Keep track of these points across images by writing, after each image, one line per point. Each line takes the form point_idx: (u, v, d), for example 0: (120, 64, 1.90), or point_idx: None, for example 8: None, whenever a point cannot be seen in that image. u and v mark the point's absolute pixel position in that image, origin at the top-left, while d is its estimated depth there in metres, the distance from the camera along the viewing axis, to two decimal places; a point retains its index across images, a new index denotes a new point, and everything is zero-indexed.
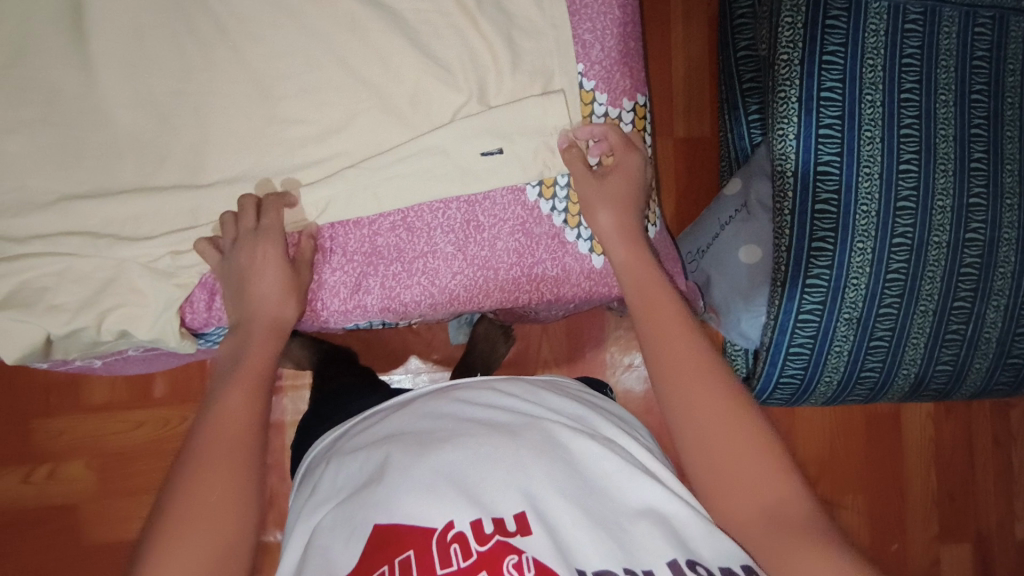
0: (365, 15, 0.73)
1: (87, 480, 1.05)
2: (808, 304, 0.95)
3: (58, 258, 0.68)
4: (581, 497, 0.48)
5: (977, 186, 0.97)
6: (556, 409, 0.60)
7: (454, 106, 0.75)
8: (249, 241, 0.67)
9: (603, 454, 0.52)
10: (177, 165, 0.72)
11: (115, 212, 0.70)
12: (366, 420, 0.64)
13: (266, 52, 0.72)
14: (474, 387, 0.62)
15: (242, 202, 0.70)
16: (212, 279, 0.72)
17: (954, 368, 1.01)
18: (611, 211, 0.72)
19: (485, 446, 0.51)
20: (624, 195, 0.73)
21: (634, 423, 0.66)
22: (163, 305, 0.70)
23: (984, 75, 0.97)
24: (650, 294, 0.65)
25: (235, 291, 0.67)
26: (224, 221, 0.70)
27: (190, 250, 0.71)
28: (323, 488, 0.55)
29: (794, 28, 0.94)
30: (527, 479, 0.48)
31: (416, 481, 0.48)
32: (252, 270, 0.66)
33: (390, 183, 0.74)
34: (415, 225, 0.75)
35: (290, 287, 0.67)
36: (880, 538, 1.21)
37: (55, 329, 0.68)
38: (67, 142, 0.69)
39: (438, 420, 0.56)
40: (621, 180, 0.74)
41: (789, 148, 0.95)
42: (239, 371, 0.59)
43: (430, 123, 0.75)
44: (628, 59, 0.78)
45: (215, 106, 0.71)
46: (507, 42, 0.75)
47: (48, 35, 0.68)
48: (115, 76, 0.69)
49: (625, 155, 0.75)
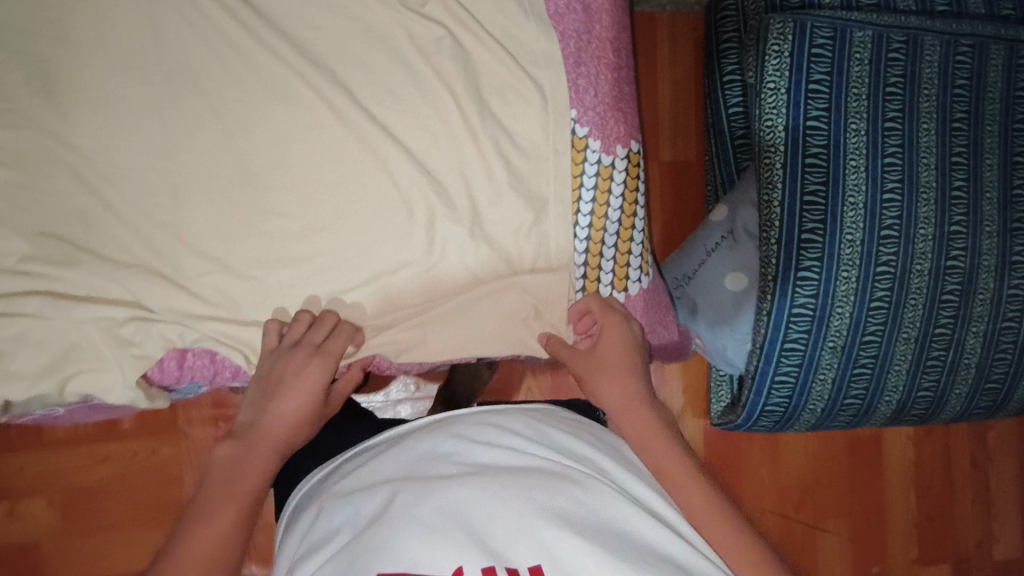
0: (362, 42, 0.70)
1: (50, 519, 1.01)
2: (794, 332, 0.95)
3: (17, 320, 0.63)
4: (597, 540, 0.46)
5: (958, 214, 0.96)
6: (560, 448, 0.57)
7: (445, 168, 0.72)
8: (305, 354, 0.68)
9: (617, 499, 0.51)
10: (144, 220, 0.67)
11: (78, 266, 0.65)
12: (355, 460, 0.61)
13: (244, 94, 0.68)
14: (471, 423, 0.59)
15: (325, 315, 0.70)
16: (179, 351, 0.70)
17: (934, 393, 1.01)
18: (613, 383, 0.71)
19: (493, 489, 0.49)
20: (617, 359, 0.73)
21: (635, 459, 0.63)
22: (131, 371, 0.67)
23: (964, 104, 0.97)
24: (659, 458, 0.64)
25: (263, 393, 0.67)
26: (298, 315, 0.69)
27: (158, 318, 0.67)
28: (314, 534, 0.52)
29: (780, 57, 0.94)
30: (541, 524, 0.46)
31: (422, 528, 0.46)
32: (286, 379, 0.67)
33: (353, 217, 0.70)
34: (399, 277, 0.72)
35: (309, 415, 0.67)
36: (862, 561, 1.22)
37: (14, 395, 0.64)
38: (21, 193, 0.64)
39: (441, 461, 0.54)
40: (609, 345, 0.74)
41: (776, 177, 0.94)
42: (231, 496, 0.59)
43: (418, 186, 0.70)
44: (622, 104, 0.74)
45: (186, 154, 0.67)
46: (477, 101, 0.71)
47: (11, 85, 0.64)
48: (84, 124, 0.65)
49: (604, 320, 0.75)
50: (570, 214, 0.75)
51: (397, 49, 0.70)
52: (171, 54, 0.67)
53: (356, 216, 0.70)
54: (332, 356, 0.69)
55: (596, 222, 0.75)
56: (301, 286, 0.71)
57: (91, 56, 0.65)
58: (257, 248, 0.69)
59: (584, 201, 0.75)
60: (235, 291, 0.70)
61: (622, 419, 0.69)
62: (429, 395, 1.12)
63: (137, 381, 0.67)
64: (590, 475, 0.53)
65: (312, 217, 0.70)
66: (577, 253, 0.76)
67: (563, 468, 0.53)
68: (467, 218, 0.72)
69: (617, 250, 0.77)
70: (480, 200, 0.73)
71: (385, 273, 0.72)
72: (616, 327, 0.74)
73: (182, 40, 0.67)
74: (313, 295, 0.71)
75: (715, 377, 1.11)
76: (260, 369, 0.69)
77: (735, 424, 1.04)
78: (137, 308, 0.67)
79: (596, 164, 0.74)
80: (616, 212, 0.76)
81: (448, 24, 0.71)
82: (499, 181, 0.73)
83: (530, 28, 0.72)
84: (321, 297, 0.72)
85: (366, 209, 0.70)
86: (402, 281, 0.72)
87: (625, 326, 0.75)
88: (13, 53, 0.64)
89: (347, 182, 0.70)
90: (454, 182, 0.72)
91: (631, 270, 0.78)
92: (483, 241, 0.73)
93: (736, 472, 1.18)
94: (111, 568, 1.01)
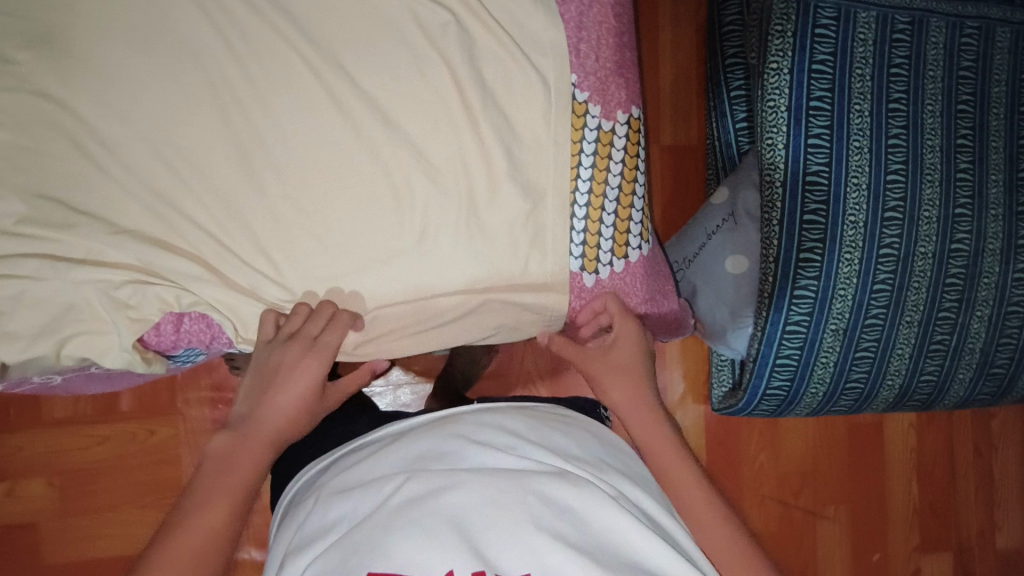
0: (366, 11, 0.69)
1: (48, 498, 1.00)
2: (796, 315, 0.94)
3: (13, 281, 0.63)
4: (590, 551, 0.46)
5: (964, 196, 0.96)
6: (562, 452, 0.56)
7: (445, 158, 0.71)
8: (302, 347, 0.68)
9: (613, 505, 0.50)
10: (145, 187, 0.67)
11: (75, 230, 0.65)
12: (355, 454, 0.60)
13: (246, 63, 0.67)
14: (473, 421, 0.58)
15: (321, 306, 0.69)
16: (175, 313, 0.69)
17: (937, 379, 1.01)
18: (626, 388, 0.74)
19: (490, 491, 0.48)
20: (632, 368, 0.76)
21: (629, 457, 0.63)
22: (128, 333, 0.67)
23: (970, 86, 0.96)
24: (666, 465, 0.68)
25: (260, 384, 0.68)
26: (298, 307, 0.69)
27: (160, 281, 0.67)
28: (310, 530, 0.51)
29: (783, 37, 0.93)
30: (535, 531, 0.46)
31: (416, 526, 0.45)
32: (282, 372, 0.68)
33: (353, 189, 0.70)
34: (396, 253, 0.71)
35: (306, 410, 0.69)
36: (860, 549, 1.21)
37: (10, 357, 0.64)
38: (21, 157, 0.64)
39: (439, 459, 0.53)
40: (626, 353, 0.77)
41: (778, 158, 0.93)
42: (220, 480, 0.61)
43: (416, 163, 0.70)
44: (623, 70, 0.75)
45: (185, 120, 0.67)
46: (480, 87, 0.71)
47: (10, 48, 0.63)
48: (85, 89, 0.65)
49: (624, 326, 0.77)
50: (570, 186, 0.74)
51: (403, 32, 0.69)
52: (171, 24, 0.66)
53: (358, 190, 0.70)
54: (328, 349, 0.69)
55: (596, 188, 0.74)
56: (301, 251, 0.70)
57: (93, 22, 0.65)
58: (259, 216, 0.69)
59: (584, 167, 0.74)
60: (236, 261, 0.69)
61: (630, 422, 0.73)
62: (428, 379, 1.11)
63: (133, 345, 0.67)
64: (588, 479, 0.52)
65: (310, 185, 0.69)
66: (576, 220, 0.74)
67: (560, 471, 0.52)
68: (468, 194, 0.71)
69: (618, 216, 0.76)
70: (479, 177, 0.71)
71: (383, 248, 0.71)
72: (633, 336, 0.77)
73: (182, 10, 0.66)
74: (312, 291, 0.71)
75: (716, 363, 1.11)
76: (257, 359, 0.69)
77: (735, 409, 1.04)
78: (139, 272, 0.67)
79: (596, 129, 0.73)
80: (616, 177, 0.75)
81: (454, 9, 0.70)
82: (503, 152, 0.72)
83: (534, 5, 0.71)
84: (318, 291, 0.71)
85: (365, 180, 0.70)
86: (404, 257, 0.71)
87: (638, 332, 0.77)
88: (15, 16, 0.64)
89: (345, 154, 0.69)
90: (456, 155, 0.71)
91: (632, 237, 0.77)
92: (484, 211, 0.72)
93: (735, 456, 1.17)
94: (107, 547, 1.01)
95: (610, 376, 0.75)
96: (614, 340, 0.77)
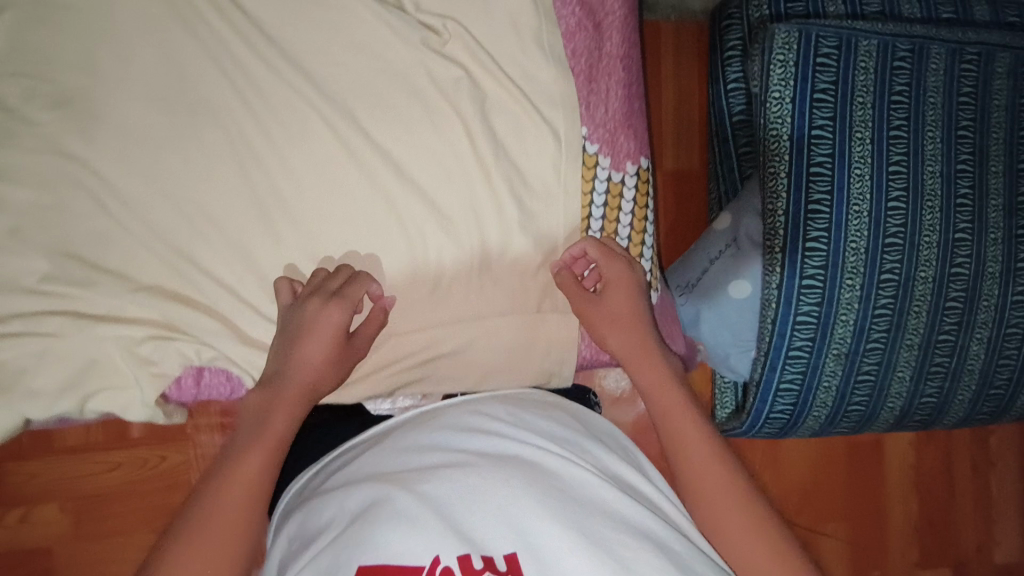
0: (381, 67, 0.70)
1: (63, 525, 1.02)
2: (798, 341, 0.96)
3: (37, 338, 0.64)
4: (573, 524, 0.47)
5: (963, 221, 0.97)
6: (540, 432, 0.58)
7: (457, 206, 0.72)
8: (322, 300, 0.66)
9: (594, 483, 0.52)
10: (165, 242, 0.68)
11: (98, 285, 0.66)
12: (344, 455, 0.61)
13: (263, 119, 0.68)
14: (455, 412, 0.59)
15: (339, 268, 0.69)
16: (196, 367, 0.69)
17: (938, 399, 1.02)
18: (620, 335, 0.72)
19: (473, 479, 0.50)
20: (626, 308, 0.73)
21: (619, 443, 0.64)
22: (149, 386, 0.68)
23: (970, 112, 0.98)
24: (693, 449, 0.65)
25: (284, 342, 0.65)
26: (316, 273, 0.69)
27: (179, 336, 0.68)
28: (303, 533, 0.52)
29: (785, 66, 0.94)
30: (520, 511, 0.48)
31: (401, 517, 0.47)
32: (304, 326, 0.65)
33: (367, 242, 0.71)
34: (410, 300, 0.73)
35: (333, 364, 0.66)
36: (861, 566, 1.23)
37: (35, 412, 0.65)
38: (45, 217, 0.65)
39: (422, 453, 0.54)
40: (620, 292, 0.73)
41: (780, 185, 0.95)
42: None
43: (429, 210, 0.71)
44: (633, 120, 0.76)
45: (204, 176, 0.68)
46: (492, 138, 0.72)
47: (35, 111, 0.65)
48: (107, 149, 0.66)
49: (609, 265, 0.73)
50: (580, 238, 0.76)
51: (417, 87, 0.70)
52: (191, 83, 0.67)
53: (371, 240, 0.71)
54: (351, 300, 0.66)
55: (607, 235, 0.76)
56: None
57: (114, 85, 0.66)
58: (277, 268, 0.70)
59: (595, 218, 0.76)
60: (253, 314, 0.70)
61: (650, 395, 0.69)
62: None
63: (154, 401, 0.68)
64: (568, 460, 0.54)
65: (323, 239, 0.70)
66: None
67: (542, 453, 0.54)
68: (479, 238, 0.72)
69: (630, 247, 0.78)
70: (491, 224, 0.72)
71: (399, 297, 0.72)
72: (624, 278, 0.73)
73: (202, 69, 0.67)
74: (328, 256, 0.70)
75: (718, 384, 1.13)
76: (281, 320, 0.67)
77: (740, 430, 1.05)
78: (159, 327, 0.68)
79: (605, 181, 0.75)
80: (627, 220, 0.77)
81: (467, 62, 0.71)
82: (513, 199, 0.73)
83: (546, 55, 0.72)
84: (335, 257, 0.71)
85: (377, 229, 0.71)
86: (417, 303, 0.73)
87: (627, 269, 0.74)
88: (39, 80, 0.65)
89: (360, 205, 0.70)
90: (467, 203, 0.72)
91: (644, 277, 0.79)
92: (496, 257, 0.73)
93: None
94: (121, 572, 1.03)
95: (606, 323, 0.72)
96: (607, 283, 0.73)
